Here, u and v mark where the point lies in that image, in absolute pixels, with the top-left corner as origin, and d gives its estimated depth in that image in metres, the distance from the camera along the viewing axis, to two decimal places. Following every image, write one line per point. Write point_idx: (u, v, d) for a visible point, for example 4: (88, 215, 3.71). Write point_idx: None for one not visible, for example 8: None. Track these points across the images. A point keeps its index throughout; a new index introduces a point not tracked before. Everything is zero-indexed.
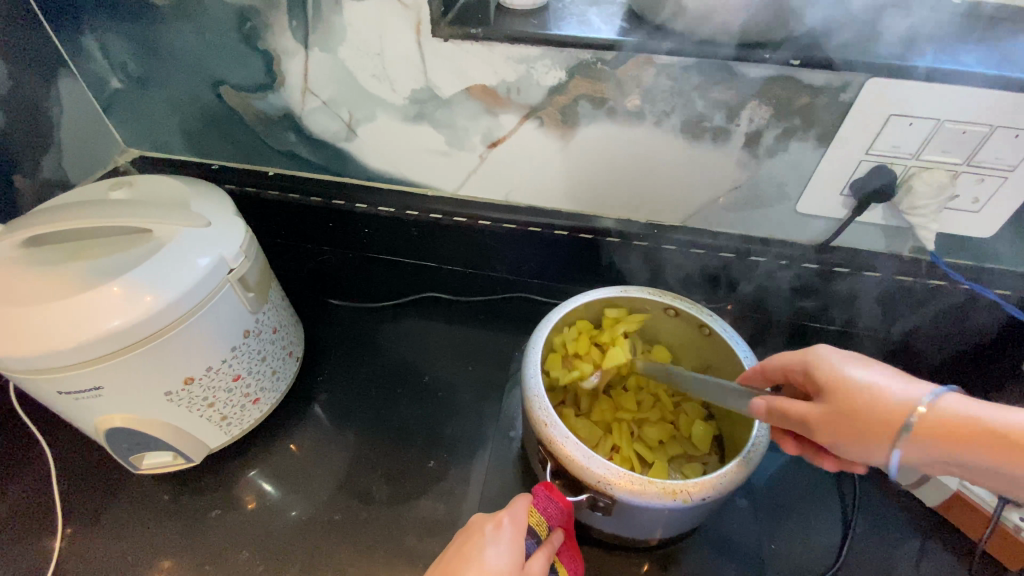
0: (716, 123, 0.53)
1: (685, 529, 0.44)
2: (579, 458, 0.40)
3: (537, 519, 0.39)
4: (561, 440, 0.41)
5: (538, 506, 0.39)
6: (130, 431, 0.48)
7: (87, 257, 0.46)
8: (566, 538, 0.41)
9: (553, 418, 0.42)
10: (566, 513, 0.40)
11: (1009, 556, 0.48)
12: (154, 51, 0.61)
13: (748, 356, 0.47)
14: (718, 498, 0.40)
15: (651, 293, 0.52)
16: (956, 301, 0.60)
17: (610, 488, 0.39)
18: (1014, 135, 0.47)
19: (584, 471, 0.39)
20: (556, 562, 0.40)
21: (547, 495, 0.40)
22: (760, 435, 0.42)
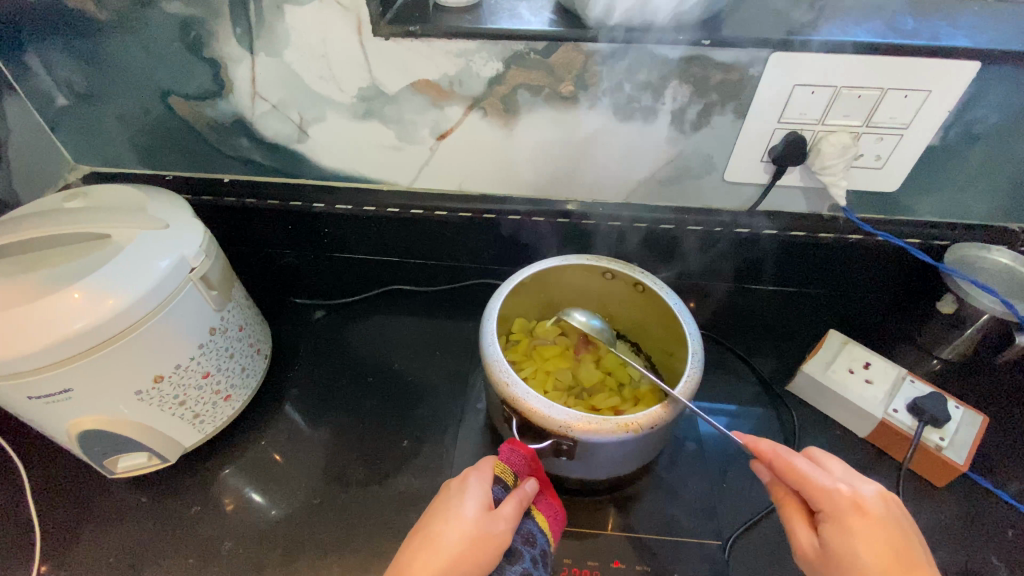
0: (644, 103, 0.58)
1: (642, 462, 0.48)
2: (540, 409, 0.42)
3: (503, 469, 0.42)
4: (522, 396, 0.43)
5: (504, 459, 0.43)
6: (103, 433, 0.49)
7: (44, 267, 0.47)
8: (540, 487, 0.44)
9: (512, 378, 0.44)
10: (531, 460, 0.43)
11: (932, 473, 0.55)
12: (97, 65, 0.62)
13: (676, 303, 0.51)
14: (665, 426, 0.44)
15: (585, 258, 0.54)
16: (870, 250, 0.67)
17: (572, 431, 0.41)
18: (903, 96, 0.53)
19: (546, 419, 0.42)
20: (532, 508, 0.43)
21: (508, 447, 0.43)
22: (694, 361, 0.47)
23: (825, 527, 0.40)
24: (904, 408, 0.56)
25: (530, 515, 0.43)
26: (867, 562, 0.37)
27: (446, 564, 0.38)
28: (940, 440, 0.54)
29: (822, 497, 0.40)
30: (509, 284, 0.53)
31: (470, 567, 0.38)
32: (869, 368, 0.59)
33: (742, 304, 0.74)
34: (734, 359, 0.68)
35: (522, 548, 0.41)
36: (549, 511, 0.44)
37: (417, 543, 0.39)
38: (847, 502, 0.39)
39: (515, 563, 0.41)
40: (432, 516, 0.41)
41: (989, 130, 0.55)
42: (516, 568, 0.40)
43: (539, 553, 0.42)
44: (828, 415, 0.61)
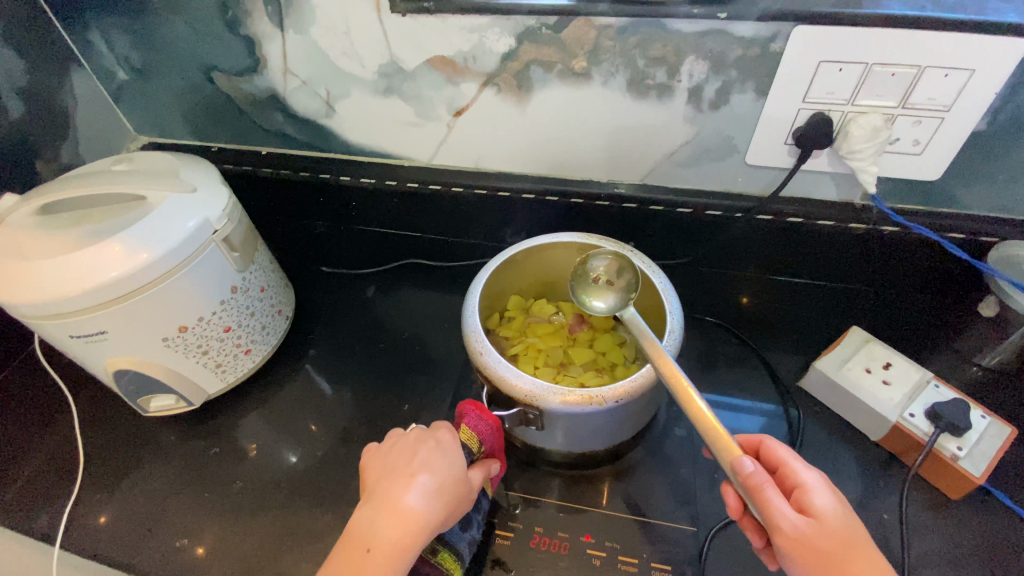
0: (659, 79, 0.56)
1: (616, 438, 0.48)
2: (509, 378, 0.43)
3: (471, 436, 0.44)
4: (492, 365, 0.44)
5: (473, 427, 0.45)
6: (133, 374, 0.55)
7: (88, 221, 0.52)
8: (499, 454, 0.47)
9: (486, 346, 0.46)
10: (496, 429, 0.45)
11: (944, 483, 0.51)
12: (150, 43, 0.68)
13: (664, 283, 0.51)
14: (633, 402, 0.43)
15: (577, 236, 0.55)
16: (905, 246, 0.62)
17: (537, 399, 0.42)
18: (944, 75, 0.48)
19: (513, 388, 0.43)
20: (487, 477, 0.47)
21: (476, 415, 0.45)
22: (672, 341, 0.46)
23: (803, 499, 0.39)
24: (921, 413, 0.52)
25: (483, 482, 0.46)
26: (851, 533, 0.37)
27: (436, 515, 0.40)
28: (957, 449, 0.50)
29: (796, 476, 0.40)
30: (496, 261, 0.53)
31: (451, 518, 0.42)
32: (890, 369, 0.56)
33: (760, 296, 0.71)
34: (745, 350, 0.66)
35: (473, 515, 0.45)
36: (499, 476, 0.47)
37: (404, 492, 0.40)
38: (824, 479, 0.40)
39: (467, 530, 0.45)
40: (419, 466, 0.42)
41: None
42: (468, 535, 0.45)
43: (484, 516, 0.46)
44: (838, 415, 0.58)
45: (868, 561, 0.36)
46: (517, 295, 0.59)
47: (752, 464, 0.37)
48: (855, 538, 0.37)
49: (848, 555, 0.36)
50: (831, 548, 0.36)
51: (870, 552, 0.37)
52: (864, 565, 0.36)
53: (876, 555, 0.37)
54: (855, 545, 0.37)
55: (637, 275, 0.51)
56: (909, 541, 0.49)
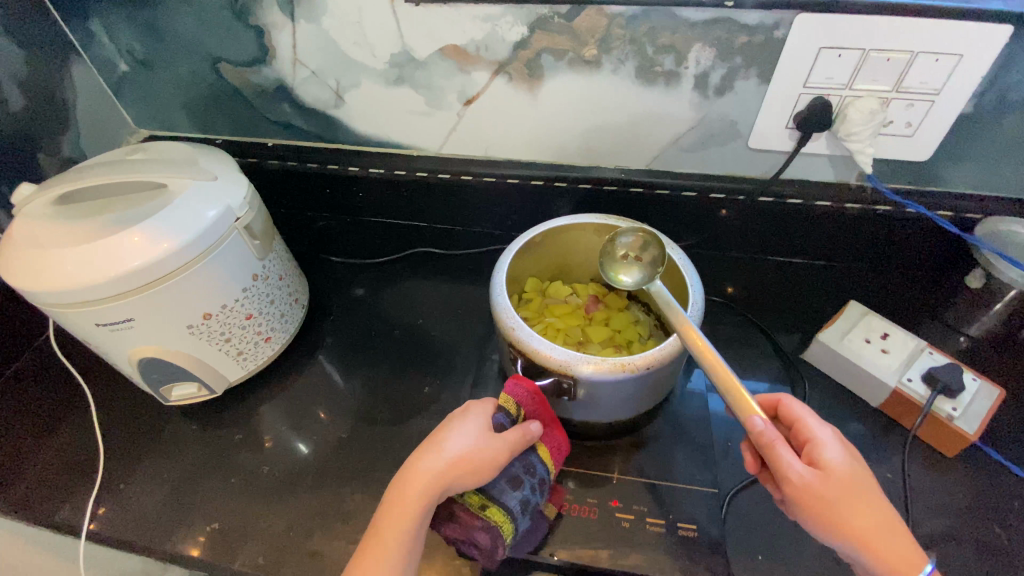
0: (667, 67, 0.58)
1: (642, 407, 0.50)
2: (543, 350, 0.45)
3: (509, 402, 0.46)
4: (526, 339, 0.46)
5: (510, 393, 0.46)
6: (158, 362, 0.55)
7: (109, 210, 0.52)
8: (546, 423, 0.47)
9: (518, 322, 0.47)
10: (535, 395, 0.46)
11: (941, 442, 0.55)
12: (155, 34, 0.67)
13: (682, 259, 0.52)
14: (661, 369, 0.46)
15: (595, 217, 0.56)
16: (898, 224, 0.65)
17: (572, 368, 0.44)
18: (935, 60, 0.52)
19: (548, 359, 0.45)
20: (536, 443, 0.47)
21: (514, 383, 0.46)
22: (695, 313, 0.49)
23: (813, 453, 0.42)
24: (918, 377, 0.55)
25: (533, 449, 0.47)
26: (858, 483, 0.40)
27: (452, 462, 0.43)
28: (952, 410, 0.53)
29: (808, 431, 0.43)
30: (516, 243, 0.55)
31: (474, 473, 0.43)
32: (887, 339, 0.59)
33: (761, 276, 0.74)
34: (749, 327, 0.69)
35: (523, 477, 0.45)
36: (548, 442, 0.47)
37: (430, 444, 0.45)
38: (834, 434, 0.43)
39: (517, 490, 0.45)
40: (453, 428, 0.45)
41: None
42: (518, 494, 0.45)
43: (539, 481, 0.46)
44: (841, 384, 0.61)
45: (874, 508, 0.39)
46: (535, 277, 0.61)
47: (764, 424, 0.40)
48: (860, 486, 0.40)
49: (856, 503, 0.39)
50: (839, 498, 0.39)
51: (873, 497, 0.40)
52: (868, 510, 0.39)
53: (882, 503, 0.40)
54: (863, 496, 0.40)
55: (662, 253, 0.53)
56: (911, 495, 0.52)
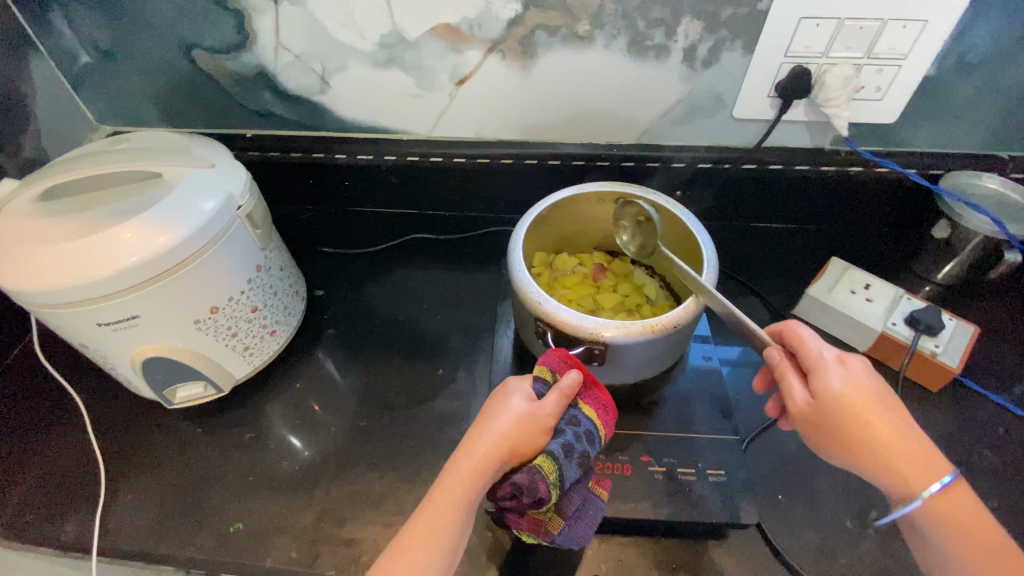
0: (657, 41, 0.60)
1: (664, 366, 0.53)
2: (571, 320, 0.46)
3: (543, 370, 0.46)
4: (552, 311, 0.47)
5: (543, 362, 0.47)
6: (163, 361, 0.53)
7: (100, 203, 0.49)
8: (587, 384, 0.47)
9: (541, 296, 0.48)
10: (567, 359, 0.46)
11: (925, 377, 0.60)
12: (121, 21, 0.63)
13: (693, 221, 0.54)
14: (685, 328, 0.48)
15: (601, 186, 0.57)
16: (871, 183, 0.70)
17: (602, 335, 0.46)
18: (902, 27, 0.56)
19: (578, 328, 0.46)
20: (578, 402, 0.46)
21: (548, 353, 0.47)
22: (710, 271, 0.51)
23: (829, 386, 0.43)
24: (902, 321, 0.60)
25: (577, 408, 0.46)
26: (867, 418, 0.41)
27: (494, 441, 0.42)
28: (935, 347, 0.58)
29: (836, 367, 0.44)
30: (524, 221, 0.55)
31: (507, 450, 0.42)
32: (870, 288, 0.64)
33: (747, 242, 0.78)
34: (742, 289, 0.73)
35: (564, 427, 0.44)
36: (589, 400, 0.47)
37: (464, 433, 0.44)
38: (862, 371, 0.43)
39: (557, 437, 0.43)
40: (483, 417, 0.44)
41: (982, 58, 0.58)
42: (560, 440, 0.43)
43: (584, 431, 0.44)
44: (831, 334, 0.65)
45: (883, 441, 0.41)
46: (542, 250, 0.62)
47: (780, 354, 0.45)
48: (866, 418, 0.41)
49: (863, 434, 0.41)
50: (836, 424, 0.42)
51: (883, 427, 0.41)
52: (873, 439, 0.41)
53: (898, 439, 0.41)
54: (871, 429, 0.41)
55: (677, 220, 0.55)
56: None
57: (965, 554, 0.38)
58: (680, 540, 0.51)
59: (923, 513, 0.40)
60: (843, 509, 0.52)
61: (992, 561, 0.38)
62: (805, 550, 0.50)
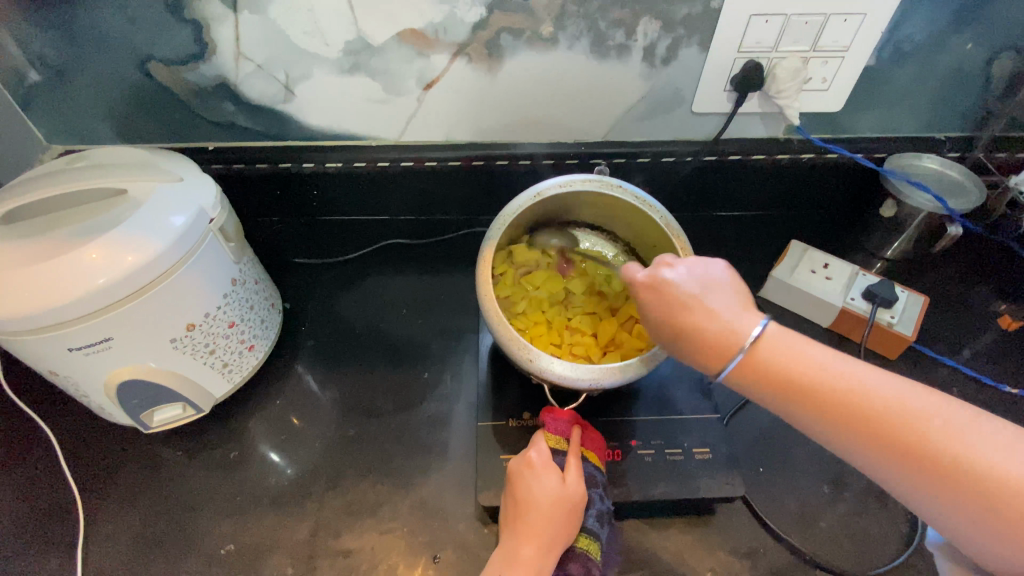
0: (618, 40, 0.62)
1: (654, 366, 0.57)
2: (567, 375, 0.47)
3: (555, 442, 0.50)
4: (544, 368, 0.48)
5: (552, 432, 0.50)
6: (139, 383, 0.52)
7: (63, 223, 0.48)
8: (587, 433, 0.51)
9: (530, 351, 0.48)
10: (570, 420, 0.51)
11: (883, 346, 0.64)
12: (70, 35, 0.61)
13: (663, 216, 0.55)
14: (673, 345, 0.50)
15: (564, 184, 0.56)
16: (823, 168, 0.75)
17: (600, 382, 0.48)
18: (842, 21, 0.60)
19: (575, 382, 0.47)
20: (586, 453, 0.50)
21: (551, 420, 0.51)
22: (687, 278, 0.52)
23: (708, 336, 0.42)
24: (860, 295, 0.64)
25: (587, 460, 0.50)
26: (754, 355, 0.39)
27: (540, 529, 0.45)
28: (891, 318, 0.63)
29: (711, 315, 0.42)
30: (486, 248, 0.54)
31: (554, 530, 0.45)
32: (828, 267, 0.68)
33: (713, 230, 0.82)
34: None
35: (590, 493, 0.49)
36: (594, 446, 0.51)
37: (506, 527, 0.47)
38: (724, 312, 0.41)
39: (591, 508, 0.49)
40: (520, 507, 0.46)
41: (915, 48, 0.63)
42: (592, 511, 0.49)
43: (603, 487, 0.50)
44: (796, 312, 0.69)
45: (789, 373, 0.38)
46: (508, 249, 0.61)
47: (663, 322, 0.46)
48: (778, 347, 0.39)
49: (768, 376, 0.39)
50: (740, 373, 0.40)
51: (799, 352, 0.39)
52: (783, 364, 0.38)
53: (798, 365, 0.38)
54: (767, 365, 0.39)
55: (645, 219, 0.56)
56: None
57: (921, 470, 0.34)
58: (671, 519, 0.53)
59: (863, 437, 0.36)
60: (819, 475, 0.55)
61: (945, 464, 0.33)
62: (788, 516, 0.53)
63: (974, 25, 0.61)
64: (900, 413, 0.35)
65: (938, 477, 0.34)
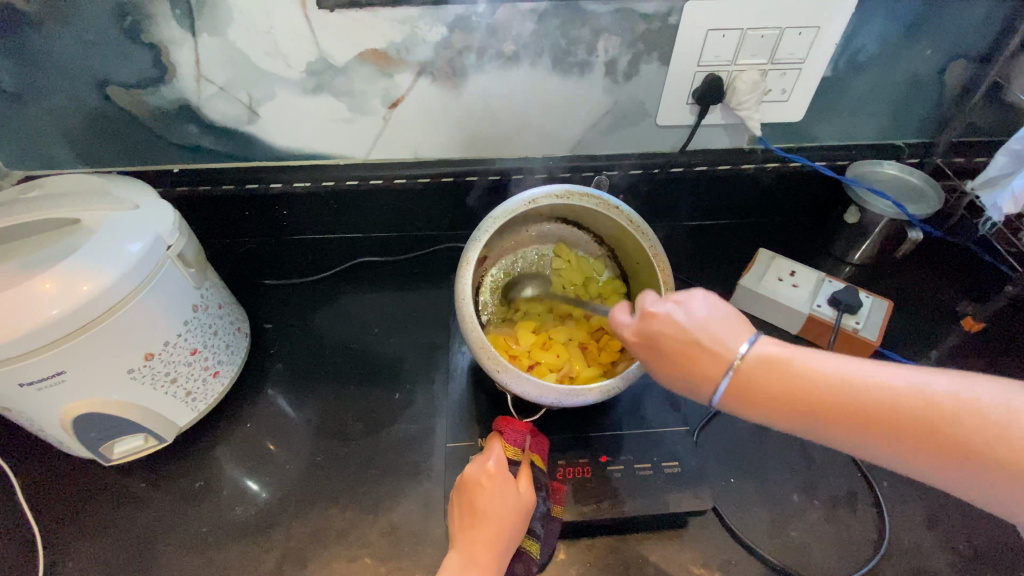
0: (580, 57, 0.63)
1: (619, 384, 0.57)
2: (530, 391, 0.48)
3: (509, 450, 0.50)
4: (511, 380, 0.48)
5: (507, 441, 0.51)
6: (97, 416, 0.51)
7: (12, 255, 0.47)
8: (536, 439, 0.52)
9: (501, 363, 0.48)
10: (523, 428, 0.52)
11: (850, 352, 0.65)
12: (24, 62, 0.60)
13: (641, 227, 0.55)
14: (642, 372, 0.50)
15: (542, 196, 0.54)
16: (788, 176, 0.76)
17: (561, 400, 0.48)
18: (797, 34, 0.61)
19: (537, 398, 0.48)
20: (535, 459, 0.51)
21: (508, 429, 0.51)
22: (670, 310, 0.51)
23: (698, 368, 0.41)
24: (825, 302, 0.65)
25: (535, 465, 0.51)
26: (748, 376, 0.39)
27: (491, 539, 0.46)
28: (856, 324, 0.63)
29: (702, 346, 0.41)
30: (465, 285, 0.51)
31: (504, 538, 0.46)
32: (795, 274, 0.69)
33: (683, 239, 0.82)
34: (683, 286, 0.76)
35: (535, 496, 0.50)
36: (541, 450, 0.52)
37: (458, 534, 0.47)
38: (696, 336, 0.41)
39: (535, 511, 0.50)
40: (475, 519, 0.47)
41: (869, 58, 0.64)
42: (537, 513, 0.50)
43: (547, 491, 0.51)
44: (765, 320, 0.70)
45: (791, 387, 0.37)
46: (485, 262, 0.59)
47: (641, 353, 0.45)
48: (758, 363, 0.38)
49: (773, 396, 0.38)
50: (740, 392, 0.39)
51: (778, 363, 0.38)
52: (771, 379, 0.38)
53: (794, 372, 0.37)
54: (763, 383, 0.38)
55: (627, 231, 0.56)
56: None
57: (931, 454, 0.33)
58: (643, 534, 0.53)
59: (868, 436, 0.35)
60: (789, 483, 0.56)
61: (966, 455, 0.32)
62: (758, 526, 0.53)
63: (924, 35, 0.63)
64: (895, 402, 0.34)
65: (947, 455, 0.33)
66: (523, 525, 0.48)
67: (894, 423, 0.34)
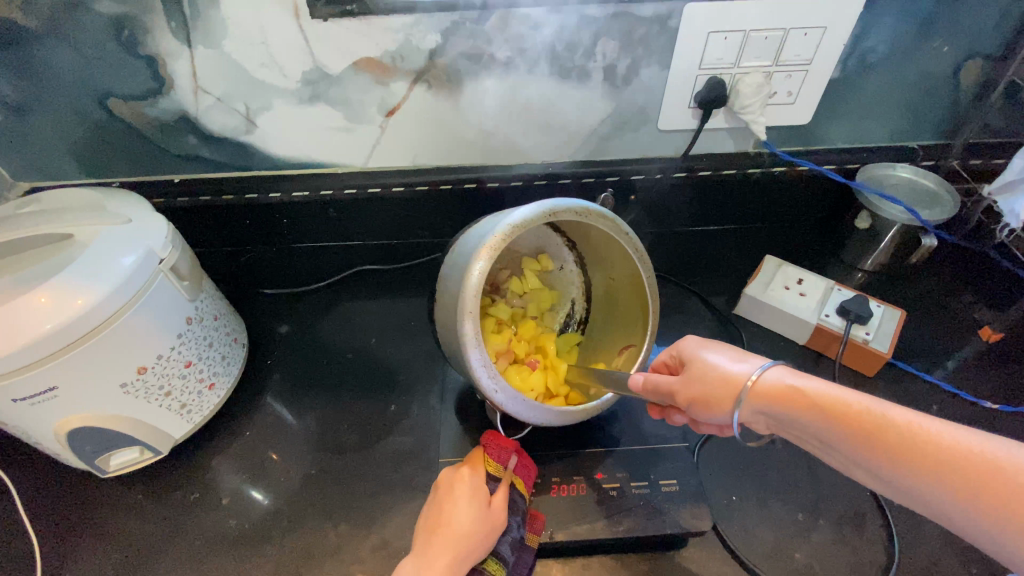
0: (578, 62, 0.62)
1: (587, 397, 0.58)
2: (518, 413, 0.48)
3: (491, 464, 0.50)
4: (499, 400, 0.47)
5: (491, 455, 0.50)
6: (91, 430, 0.51)
7: (6, 270, 0.47)
8: (521, 461, 0.51)
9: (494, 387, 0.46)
10: (507, 446, 0.51)
11: (860, 364, 0.63)
12: (26, 76, 0.60)
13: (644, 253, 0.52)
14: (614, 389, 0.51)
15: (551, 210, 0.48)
16: (796, 180, 0.74)
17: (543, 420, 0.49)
18: (803, 35, 0.59)
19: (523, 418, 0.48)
20: (516, 481, 0.50)
21: (494, 444, 0.51)
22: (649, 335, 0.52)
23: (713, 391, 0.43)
24: (834, 312, 0.63)
25: (515, 487, 0.50)
26: (766, 399, 0.40)
27: (452, 545, 0.45)
28: (866, 334, 0.61)
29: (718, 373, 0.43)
30: (478, 304, 0.45)
31: (465, 548, 0.45)
32: (802, 283, 0.67)
33: (688, 246, 0.81)
34: (686, 294, 0.74)
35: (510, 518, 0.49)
36: (524, 476, 0.51)
37: (424, 534, 0.47)
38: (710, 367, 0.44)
39: (507, 534, 0.48)
40: (442, 521, 0.46)
41: (879, 59, 0.62)
42: (508, 537, 0.48)
43: (522, 518, 0.49)
44: (772, 330, 0.68)
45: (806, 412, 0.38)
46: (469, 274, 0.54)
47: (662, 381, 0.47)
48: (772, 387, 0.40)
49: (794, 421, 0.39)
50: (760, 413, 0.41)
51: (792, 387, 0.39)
52: (787, 403, 0.39)
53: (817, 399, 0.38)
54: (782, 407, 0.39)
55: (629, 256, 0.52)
56: None
57: (958, 488, 0.32)
58: (639, 554, 0.51)
59: (891, 464, 0.34)
60: (793, 502, 0.54)
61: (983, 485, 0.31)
62: (760, 546, 0.51)
63: (937, 34, 0.60)
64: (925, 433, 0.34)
65: (985, 500, 0.31)
66: (490, 540, 0.46)
67: (928, 455, 0.33)
